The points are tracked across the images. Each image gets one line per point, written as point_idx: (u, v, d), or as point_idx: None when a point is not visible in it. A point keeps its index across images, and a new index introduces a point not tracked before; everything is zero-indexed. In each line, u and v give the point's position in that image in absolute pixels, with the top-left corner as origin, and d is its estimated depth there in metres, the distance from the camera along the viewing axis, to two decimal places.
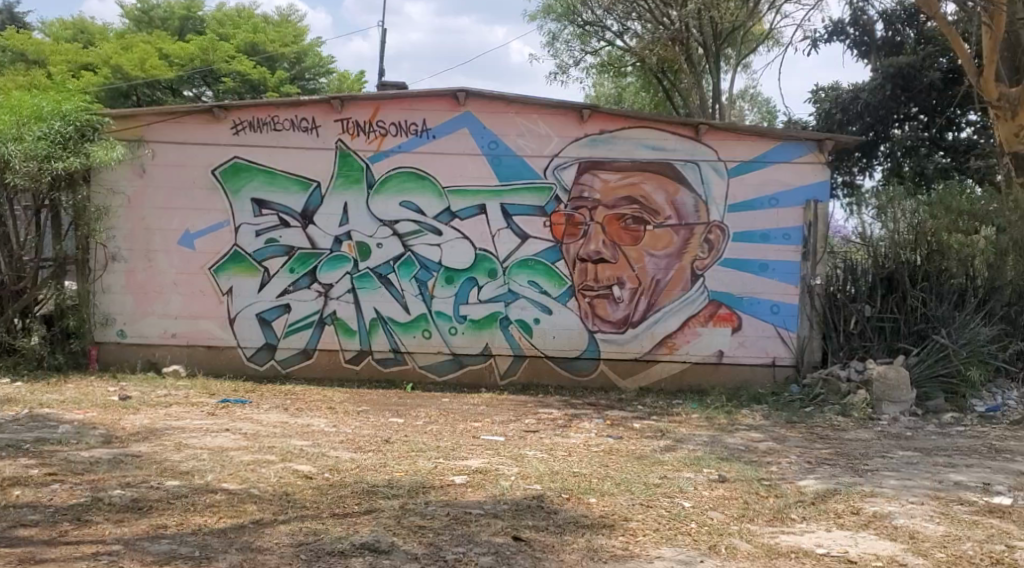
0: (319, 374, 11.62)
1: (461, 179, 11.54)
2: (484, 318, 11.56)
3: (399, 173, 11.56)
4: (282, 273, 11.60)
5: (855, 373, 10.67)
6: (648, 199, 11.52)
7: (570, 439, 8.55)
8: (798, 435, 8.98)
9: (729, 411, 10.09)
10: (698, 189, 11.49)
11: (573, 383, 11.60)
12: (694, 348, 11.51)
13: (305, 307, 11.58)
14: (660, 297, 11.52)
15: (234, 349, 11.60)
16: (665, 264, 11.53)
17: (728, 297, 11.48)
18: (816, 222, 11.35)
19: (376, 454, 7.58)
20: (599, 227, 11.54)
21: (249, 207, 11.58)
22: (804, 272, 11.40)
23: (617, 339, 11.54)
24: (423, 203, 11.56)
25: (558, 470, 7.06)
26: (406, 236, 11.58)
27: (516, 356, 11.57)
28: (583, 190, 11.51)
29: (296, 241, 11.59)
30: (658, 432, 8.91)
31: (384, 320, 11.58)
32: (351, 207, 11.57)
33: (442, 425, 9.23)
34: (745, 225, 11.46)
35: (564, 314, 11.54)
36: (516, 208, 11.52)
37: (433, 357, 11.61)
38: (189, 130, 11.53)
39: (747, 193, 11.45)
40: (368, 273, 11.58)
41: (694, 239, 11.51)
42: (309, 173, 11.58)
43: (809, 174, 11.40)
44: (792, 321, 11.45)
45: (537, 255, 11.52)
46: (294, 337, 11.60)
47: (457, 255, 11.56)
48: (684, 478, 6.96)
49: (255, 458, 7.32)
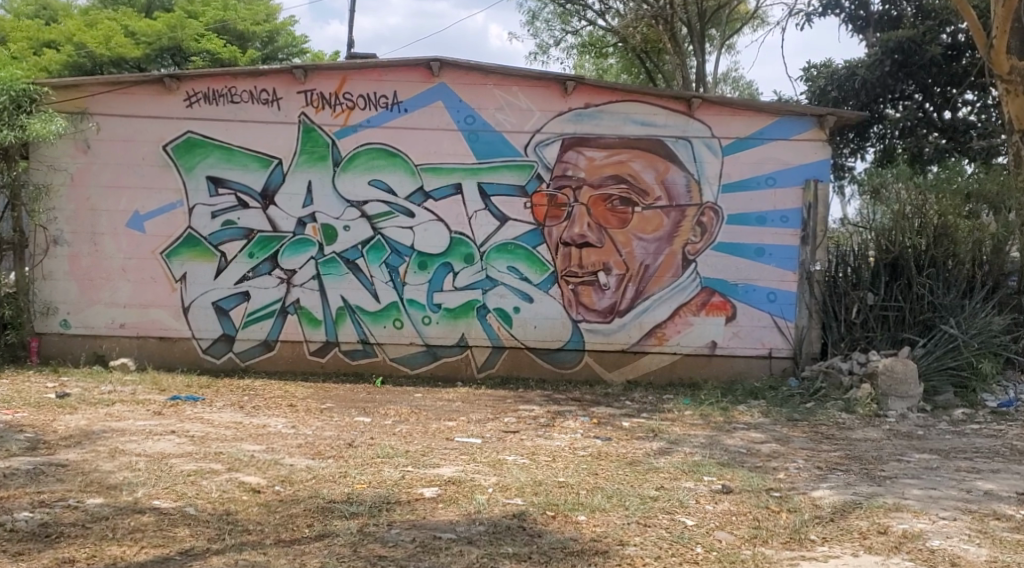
0: (281, 367, 10.74)
1: (435, 156, 10.68)
2: (460, 306, 10.72)
3: (367, 150, 10.68)
4: (241, 258, 10.69)
5: (857, 366, 9.94)
6: (637, 178, 10.70)
7: (554, 441, 7.73)
8: (802, 435, 8.20)
9: (725, 408, 9.32)
10: (690, 168, 10.70)
11: (555, 376, 10.80)
12: (686, 339, 10.74)
13: (266, 296, 10.69)
14: (649, 285, 10.73)
15: (188, 341, 10.70)
16: (654, 248, 10.73)
17: (722, 284, 10.71)
18: (816, 203, 10.61)
19: (337, 462, 6.73)
20: (584, 208, 10.71)
21: (204, 186, 10.67)
22: (803, 257, 10.65)
23: (603, 329, 10.74)
24: (394, 182, 10.69)
25: (542, 480, 6.25)
26: (375, 218, 10.70)
27: (494, 348, 10.75)
28: (567, 169, 10.68)
29: (256, 223, 10.69)
30: (650, 433, 8.12)
31: (353, 310, 10.71)
32: (316, 186, 10.68)
33: (413, 425, 8.40)
34: (740, 207, 10.68)
35: (547, 303, 10.72)
36: (494, 188, 10.67)
37: (405, 349, 10.77)
38: (139, 102, 10.59)
39: (742, 173, 10.67)
40: (335, 259, 10.70)
41: (685, 221, 10.72)
42: (270, 150, 10.67)
43: (808, 152, 10.64)
44: (790, 310, 10.70)
45: (517, 239, 10.69)
46: (254, 328, 10.71)
47: (431, 239, 10.70)
48: (682, 488, 6.17)
49: (199, 467, 6.45)
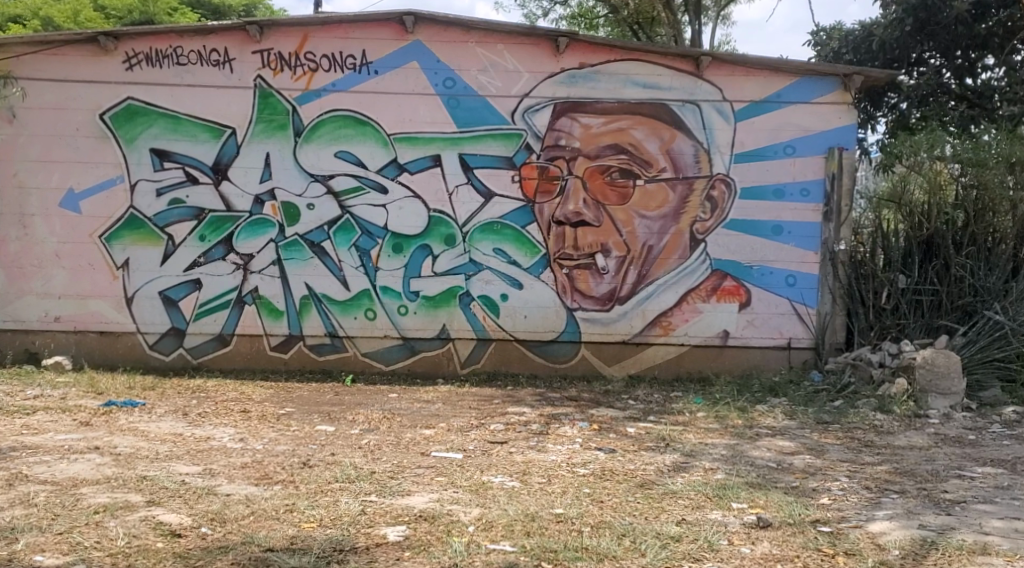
0: (238, 365, 9.50)
1: (411, 124, 9.42)
2: (441, 294, 9.50)
3: (333, 117, 9.41)
4: (191, 241, 9.44)
5: (888, 357, 8.84)
6: (639, 148, 9.48)
7: (549, 455, 6.51)
8: (838, 444, 7.01)
9: (743, 409, 8.15)
10: (698, 135, 9.48)
11: (548, 371, 9.59)
12: (694, 329, 9.55)
13: (220, 284, 9.44)
14: (653, 268, 9.53)
15: (132, 335, 9.45)
16: (658, 227, 9.52)
17: (735, 267, 9.52)
18: (840, 173, 9.43)
19: (284, 490, 5.51)
20: (579, 182, 9.48)
21: (147, 160, 9.40)
22: (826, 235, 9.49)
23: (602, 319, 9.54)
24: (363, 154, 9.43)
25: (535, 513, 5.06)
26: (343, 195, 9.45)
27: (479, 340, 9.54)
28: (560, 138, 9.44)
29: (207, 202, 9.42)
30: (661, 444, 6.90)
31: (319, 299, 9.47)
32: (275, 159, 9.41)
33: (384, 437, 7.16)
34: (755, 180, 9.48)
35: (538, 290, 9.51)
36: (478, 159, 9.43)
37: (378, 342, 9.54)
38: (70, 64, 9.29)
39: (758, 141, 9.47)
40: (298, 242, 9.45)
41: (693, 196, 9.50)
42: (222, 118, 9.39)
43: (830, 117, 9.45)
44: (810, 295, 9.55)
45: (503, 218, 9.46)
46: (208, 320, 9.46)
47: (407, 218, 9.46)
48: (710, 523, 5.00)
49: (112, 499, 5.22)
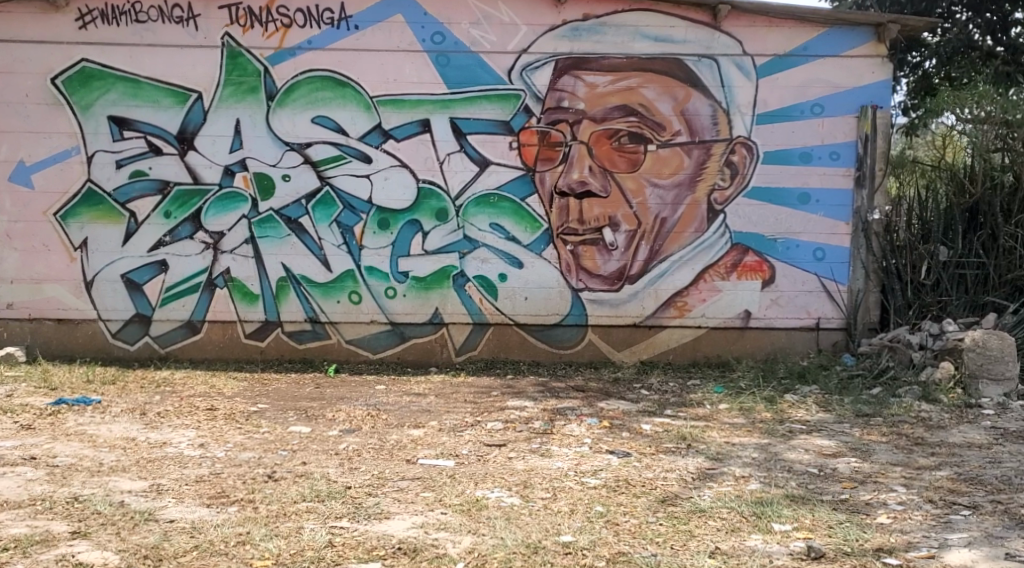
0: (210, 355, 8.61)
1: (396, 85, 8.46)
2: (432, 274, 8.59)
3: (310, 78, 8.46)
4: (155, 219, 8.52)
5: (929, 339, 7.90)
6: (650, 109, 8.53)
7: (554, 462, 5.62)
8: (885, 443, 6.12)
9: (771, 400, 7.27)
10: (716, 94, 8.52)
11: (551, 359, 8.70)
12: (712, 309, 8.65)
13: (188, 265, 8.54)
14: (666, 243, 8.61)
15: (93, 323, 8.56)
16: (672, 197, 8.58)
17: (757, 240, 8.59)
18: (874, 135, 8.49)
19: (239, 514, 4.63)
20: (584, 147, 8.54)
21: (105, 128, 8.45)
22: (858, 204, 8.57)
23: (610, 299, 8.63)
24: (344, 119, 8.49)
25: (539, 545, 4.22)
26: (322, 165, 8.52)
27: (475, 325, 8.65)
28: (562, 99, 8.49)
29: (172, 175, 8.50)
30: (682, 446, 6.01)
31: (297, 281, 8.57)
32: (246, 126, 8.48)
33: (366, 439, 6.26)
34: (779, 142, 8.54)
35: (540, 268, 8.60)
36: (471, 124, 8.49)
37: (364, 328, 8.65)
38: (17, 23, 8.35)
39: (782, 99, 8.51)
40: (273, 218, 8.54)
41: (710, 161, 8.56)
42: (186, 81, 8.44)
43: (862, 72, 8.48)
44: (840, 270, 8.63)
45: (500, 189, 8.54)
46: (175, 306, 8.57)
47: (393, 190, 8.53)
48: (752, 556, 4.16)
49: (31, 530, 4.36)
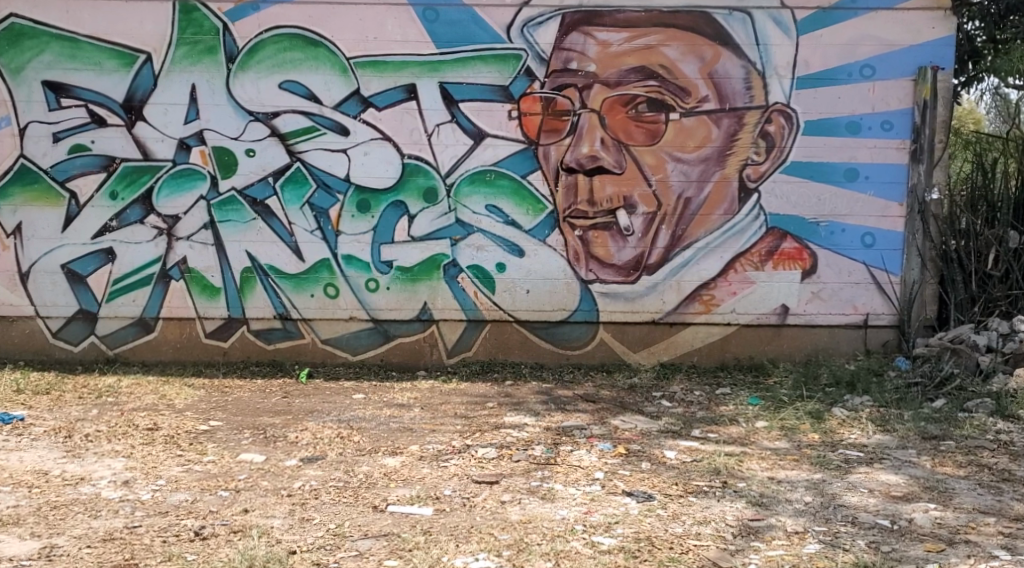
0: (165, 357, 7.51)
1: (376, 44, 7.27)
2: (420, 264, 7.44)
3: (276, 37, 7.27)
4: (100, 200, 7.39)
5: (997, 340, 6.86)
6: (673, 72, 7.31)
7: (558, 511, 4.49)
8: (966, 480, 4.98)
9: (817, 417, 6.12)
10: (750, 54, 7.30)
11: (557, 361, 7.55)
12: (744, 304, 7.48)
13: (138, 254, 7.42)
14: (691, 227, 7.43)
15: (31, 321, 7.47)
16: (697, 173, 7.39)
17: (796, 224, 7.41)
18: (934, 102, 7.24)
19: None
20: (595, 117, 7.34)
21: (39, 95, 7.31)
22: (914, 180, 7.32)
23: (625, 292, 7.47)
24: (316, 84, 7.31)
25: None
26: (291, 138, 7.35)
27: (470, 322, 7.51)
28: (570, 60, 7.29)
29: (118, 149, 7.35)
30: (716, 485, 4.87)
31: (264, 272, 7.43)
32: (202, 93, 7.31)
33: (329, 473, 5.12)
34: (823, 111, 7.32)
35: (544, 257, 7.44)
36: (464, 90, 7.30)
37: (342, 326, 7.52)
38: None
39: (827, 60, 7.27)
40: (235, 199, 7.39)
41: (743, 132, 7.36)
42: (132, 40, 7.26)
43: (920, 27, 7.24)
44: (892, 258, 7.42)
45: (498, 165, 7.36)
46: (124, 301, 7.46)
47: (374, 167, 7.37)
48: None
49: None
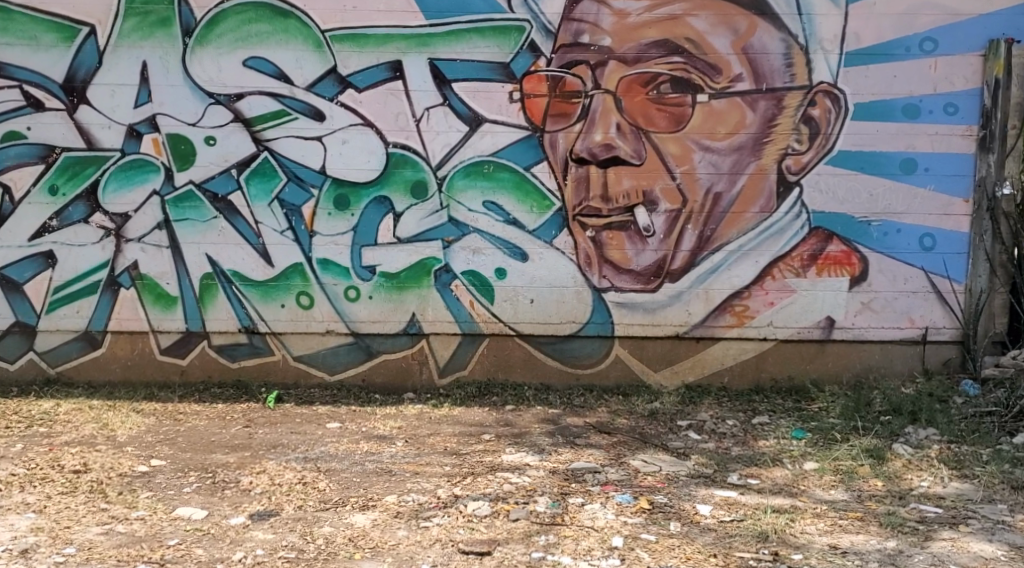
0: (114, 376, 6.53)
1: (355, 14, 6.25)
2: (407, 270, 6.44)
3: (239, 6, 6.27)
4: (38, 196, 6.41)
5: None
6: (701, 46, 6.27)
7: None
8: None
9: (878, 457, 5.08)
10: (791, 25, 6.24)
11: (565, 382, 6.54)
12: (783, 317, 6.45)
13: (82, 258, 6.44)
14: (721, 227, 6.39)
15: None
16: (728, 164, 6.35)
17: (844, 223, 6.36)
18: (1007, 80, 6.21)
19: None
20: (610, 99, 6.31)
21: None
22: (983, 173, 6.28)
23: (645, 302, 6.44)
24: (286, 62, 6.31)
25: None
26: (258, 124, 6.35)
27: (465, 337, 6.50)
28: (581, 32, 6.26)
29: (58, 137, 6.36)
30: (765, 560, 3.88)
31: (227, 279, 6.44)
32: (155, 71, 6.32)
33: (282, 538, 4.13)
34: (876, 91, 6.26)
35: (551, 262, 6.43)
36: (457, 68, 6.28)
37: (318, 342, 6.52)
38: None
39: (881, 31, 6.22)
40: (194, 195, 6.40)
41: (782, 117, 6.32)
42: (73, 10, 6.27)
43: None
44: (955, 263, 6.37)
45: (497, 155, 6.34)
46: (67, 312, 6.48)
47: (354, 158, 6.35)
48: None
49: None
